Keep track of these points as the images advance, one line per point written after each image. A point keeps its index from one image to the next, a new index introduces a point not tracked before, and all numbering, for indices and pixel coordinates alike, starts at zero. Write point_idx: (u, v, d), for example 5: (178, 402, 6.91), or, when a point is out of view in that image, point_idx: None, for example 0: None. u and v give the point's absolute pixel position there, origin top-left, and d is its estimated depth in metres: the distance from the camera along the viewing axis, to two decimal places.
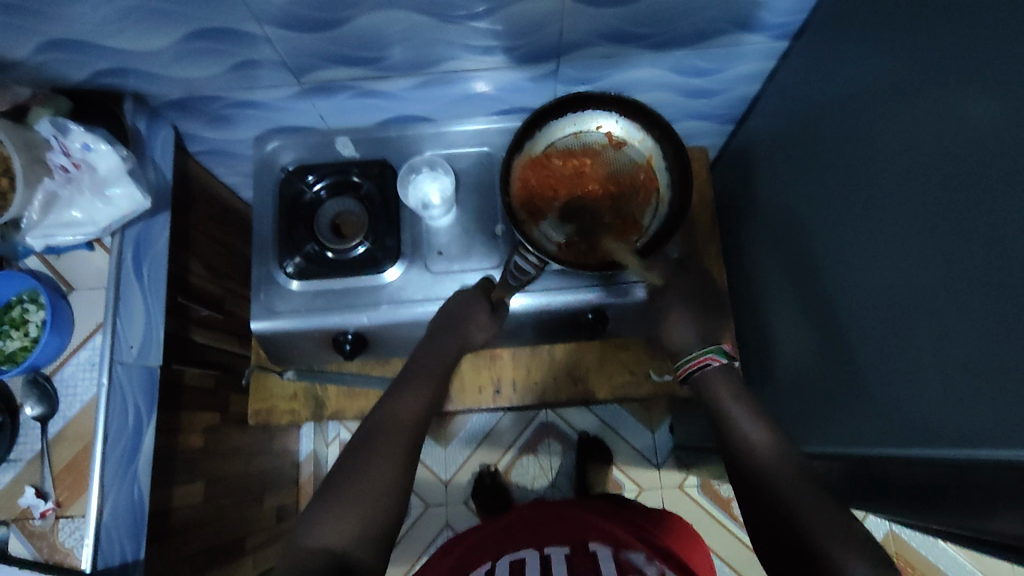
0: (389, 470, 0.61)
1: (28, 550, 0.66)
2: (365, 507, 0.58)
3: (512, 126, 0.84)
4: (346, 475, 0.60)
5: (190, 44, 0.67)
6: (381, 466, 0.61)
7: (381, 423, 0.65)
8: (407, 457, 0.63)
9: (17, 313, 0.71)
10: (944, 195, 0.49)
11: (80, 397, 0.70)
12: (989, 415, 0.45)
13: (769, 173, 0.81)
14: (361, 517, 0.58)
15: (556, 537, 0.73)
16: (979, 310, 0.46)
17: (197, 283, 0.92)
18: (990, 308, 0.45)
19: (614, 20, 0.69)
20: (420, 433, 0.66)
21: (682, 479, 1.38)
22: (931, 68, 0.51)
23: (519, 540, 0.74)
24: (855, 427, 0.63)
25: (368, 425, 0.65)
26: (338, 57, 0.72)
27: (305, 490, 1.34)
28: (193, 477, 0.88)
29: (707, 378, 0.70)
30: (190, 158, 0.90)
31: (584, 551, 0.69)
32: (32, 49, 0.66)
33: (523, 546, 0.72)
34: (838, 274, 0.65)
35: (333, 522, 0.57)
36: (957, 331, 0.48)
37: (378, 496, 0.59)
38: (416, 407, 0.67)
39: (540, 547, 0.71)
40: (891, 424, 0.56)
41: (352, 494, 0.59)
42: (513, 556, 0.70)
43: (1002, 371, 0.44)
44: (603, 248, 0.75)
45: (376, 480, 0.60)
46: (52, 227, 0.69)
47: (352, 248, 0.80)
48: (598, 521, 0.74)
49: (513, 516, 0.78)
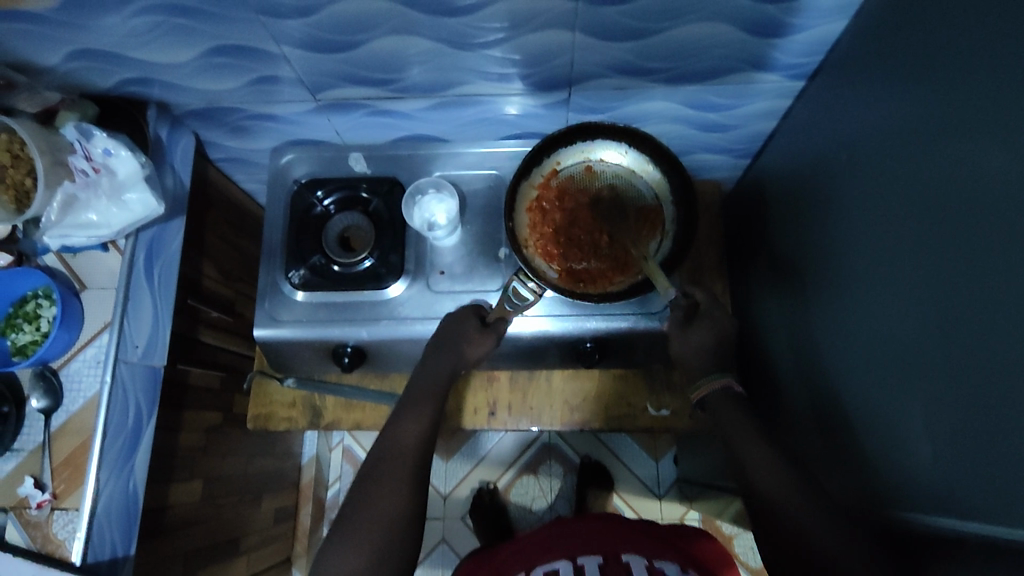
0: (400, 500, 0.63)
1: (23, 537, 0.69)
2: (374, 543, 0.60)
3: (523, 151, 0.85)
4: (355, 512, 0.62)
5: (212, 59, 0.70)
6: (393, 495, 0.63)
7: (388, 448, 0.67)
8: (415, 485, 0.65)
9: (31, 307, 0.74)
10: (946, 252, 0.48)
11: (83, 393, 0.73)
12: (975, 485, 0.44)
13: (778, 213, 0.80)
14: (375, 548, 0.60)
15: (588, 545, 0.73)
16: (973, 375, 0.45)
17: (209, 285, 0.95)
18: (987, 375, 0.43)
19: (626, 54, 0.69)
20: (424, 453, 0.68)
21: (683, 512, 1.35)
22: (936, 125, 0.50)
23: (553, 550, 0.74)
24: (846, 479, 0.62)
25: (378, 453, 0.67)
26: (353, 77, 0.73)
27: (304, 494, 1.35)
28: (191, 475, 0.90)
29: (719, 405, 0.69)
30: (210, 165, 0.93)
31: (617, 561, 0.70)
32: (62, 57, 0.69)
33: (557, 556, 0.72)
34: (840, 322, 0.63)
35: (346, 558, 0.59)
36: (952, 394, 0.47)
37: (381, 524, 0.61)
38: (417, 432, 0.68)
39: (573, 557, 0.72)
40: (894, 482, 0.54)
41: (364, 524, 0.61)
42: (547, 567, 0.71)
43: (993, 442, 0.42)
44: (604, 280, 0.75)
45: (387, 509, 0.62)
46: (68, 227, 0.71)
47: (358, 262, 0.81)
48: (628, 538, 0.74)
49: (527, 541, 0.79)
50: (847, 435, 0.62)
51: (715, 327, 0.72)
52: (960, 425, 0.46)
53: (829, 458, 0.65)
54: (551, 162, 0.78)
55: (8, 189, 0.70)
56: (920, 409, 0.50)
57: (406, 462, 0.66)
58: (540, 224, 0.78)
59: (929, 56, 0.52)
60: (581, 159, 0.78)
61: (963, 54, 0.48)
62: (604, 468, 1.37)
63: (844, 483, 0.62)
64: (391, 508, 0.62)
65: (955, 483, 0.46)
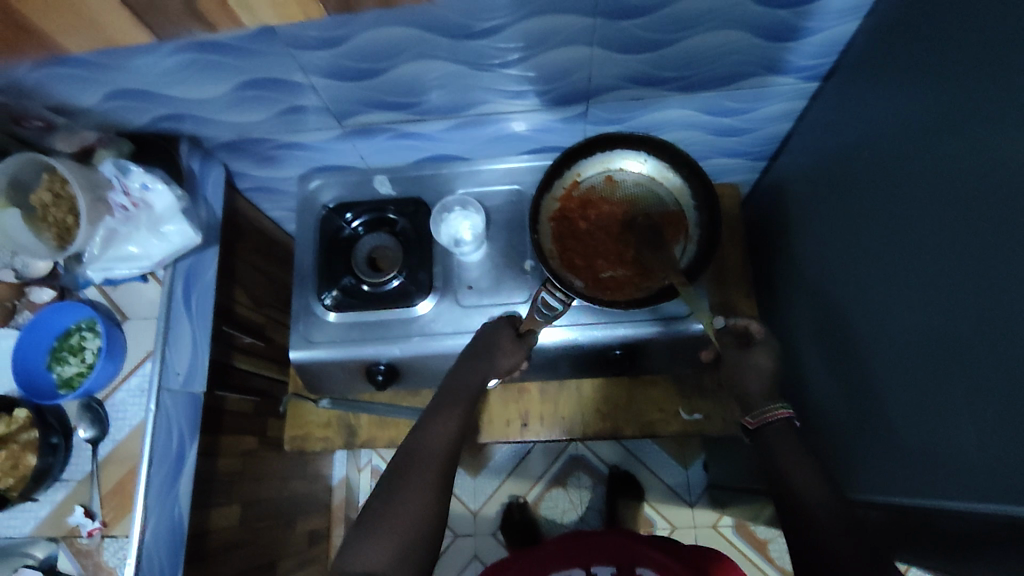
0: (421, 499, 0.63)
1: (74, 566, 0.71)
2: (402, 539, 0.60)
3: (544, 165, 0.86)
4: (382, 506, 0.62)
5: (241, 92, 0.72)
6: (416, 494, 0.63)
7: (417, 450, 0.67)
8: (440, 484, 0.65)
9: (75, 340, 0.76)
10: (972, 240, 0.48)
11: (128, 422, 0.74)
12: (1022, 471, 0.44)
13: (799, 213, 0.81)
14: (401, 546, 0.59)
15: (600, 554, 0.77)
16: (1006, 360, 0.45)
17: (240, 312, 0.96)
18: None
19: (641, 66, 0.71)
20: (452, 459, 0.68)
21: (716, 518, 1.35)
22: (956, 118, 0.51)
23: (564, 556, 0.78)
24: (883, 475, 0.62)
25: (404, 454, 0.67)
26: (377, 103, 0.75)
27: (336, 515, 1.37)
28: (230, 500, 0.91)
29: (778, 434, 0.67)
30: (239, 195, 0.95)
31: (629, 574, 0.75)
32: (100, 98, 0.71)
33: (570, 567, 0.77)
34: (866, 317, 0.64)
35: (372, 553, 0.58)
36: (986, 381, 0.47)
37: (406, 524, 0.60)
38: (448, 435, 0.69)
39: (587, 568, 0.77)
40: (934, 475, 0.54)
41: (391, 520, 0.60)
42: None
43: None
44: (632, 286, 0.76)
45: (419, 510, 0.62)
46: (111, 261, 0.75)
47: (386, 282, 0.82)
48: (649, 551, 0.76)
49: (544, 546, 0.81)
50: (880, 429, 0.62)
51: (772, 357, 0.73)
52: (997, 411, 0.46)
53: (865, 454, 0.66)
54: (572, 174, 0.79)
55: (51, 227, 0.73)
56: (954, 397, 0.51)
57: (433, 465, 0.66)
58: (563, 236, 0.79)
59: (944, 51, 0.53)
60: (602, 170, 0.79)
61: (978, 46, 0.49)
62: (633, 477, 1.37)
63: (883, 478, 0.62)
64: (420, 510, 0.62)
65: (994, 469, 0.47)
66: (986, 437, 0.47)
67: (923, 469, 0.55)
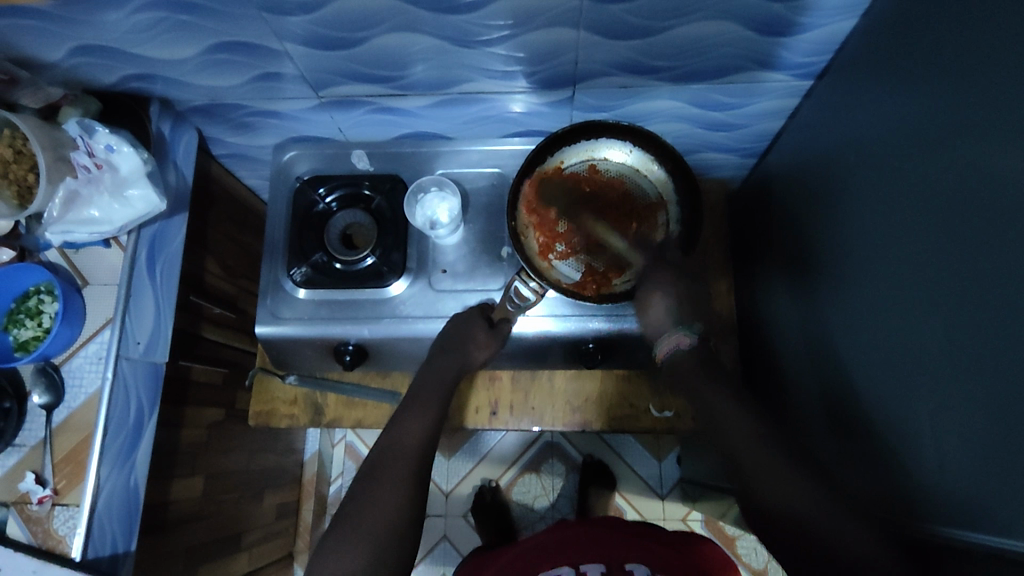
0: (396, 502, 0.63)
1: (23, 533, 0.70)
2: (375, 539, 0.60)
3: (527, 150, 0.84)
4: (355, 509, 0.62)
5: (214, 56, 0.69)
6: (390, 496, 0.63)
7: (390, 449, 0.67)
8: (414, 484, 0.65)
9: (33, 303, 0.74)
10: (954, 255, 0.47)
11: (85, 389, 0.73)
12: (994, 494, 0.43)
13: (783, 213, 0.79)
14: (375, 549, 0.60)
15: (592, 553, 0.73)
16: (982, 382, 0.44)
17: (211, 282, 0.94)
18: (996, 383, 0.42)
19: (631, 53, 0.69)
20: (427, 458, 0.68)
21: (685, 512, 1.35)
22: (943, 127, 0.49)
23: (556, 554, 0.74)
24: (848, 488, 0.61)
25: (378, 453, 0.67)
26: (357, 75, 0.73)
27: (307, 490, 1.35)
28: (193, 472, 0.90)
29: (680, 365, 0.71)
30: (213, 161, 0.93)
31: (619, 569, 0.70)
32: (65, 53, 0.68)
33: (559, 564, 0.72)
34: (846, 327, 0.62)
35: (347, 557, 0.59)
36: (961, 404, 0.46)
37: (378, 527, 0.61)
38: (419, 434, 0.69)
39: (575, 565, 0.71)
40: (902, 493, 0.53)
41: (364, 523, 0.61)
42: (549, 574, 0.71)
43: (1004, 451, 0.42)
44: (607, 280, 0.75)
45: (390, 509, 0.62)
46: (71, 224, 0.71)
47: (360, 260, 0.80)
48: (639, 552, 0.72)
49: (536, 541, 0.78)
50: (853, 436, 0.61)
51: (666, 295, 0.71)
52: (970, 434, 0.45)
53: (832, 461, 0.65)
54: (555, 160, 0.77)
55: (11, 184, 0.70)
56: (928, 414, 0.49)
57: (403, 466, 0.65)
58: (540, 218, 0.76)
59: (935, 56, 0.51)
60: (586, 157, 0.77)
61: (970, 53, 0.47)
62: (607, 468, 1.37)
63: (850, 483, 0.61)
64: (393, 509, 0.62)
65: (963, 491, 0.46)
66: (960, 462, 0.46)
67: (891, 479, 0.54)
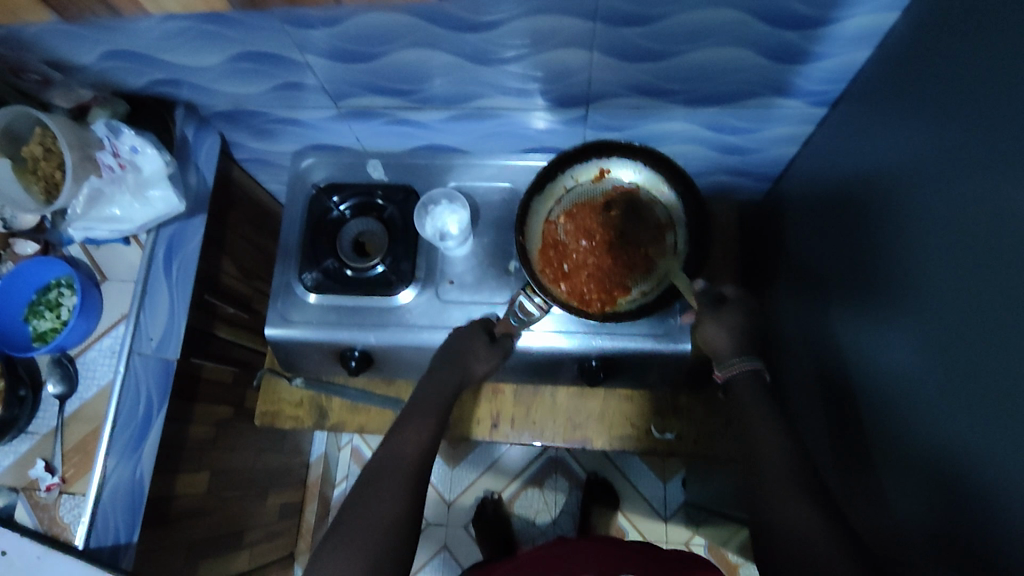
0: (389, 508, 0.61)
1: (30, 519, 0.72)
2: (371, 546, 0.58)
3: (541, 166, 0.85)
4: (342, 512, 0.61)
5: (238, 64, 0.71)
6: (381, 504, 0.61)
7: (386, 457, 0.66)
8: (412, 490, 0.63)
9: (53, 296, 0.77)
10: (963, 293, 0.46)
11: (97, 381, 0.76)
12: (1003, 541, 0.42)
13: (795, 236, 0.78)
14: None
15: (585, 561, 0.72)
16: (993, 424, 0.43)
17: (227, 283, 0.96)
18: (1008, 427, 0.41)
19: (644, 75, 0.69)
20: (426, 468, 0.67)
21: (689, 535, 1.33)
22: (953, 164, 0.49)
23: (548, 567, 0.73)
24: (864, 526, 0.59)
25: (374, 456, 0.66)
26: (373, 87, 0.74)
27: (310, 491, 1.37)
28: (199, 467, 0.92)
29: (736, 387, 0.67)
30: (235, 165, 0.95)
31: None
32: (96, 57, 0.71)
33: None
34: (857, 355, 0.61)
35: (334, 561, 0.57)
36: (973, 445, 0.44)
37: (376, 530, 0.59)
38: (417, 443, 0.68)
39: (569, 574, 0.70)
40: (914, 532, 0.51)
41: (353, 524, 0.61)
42: None
43: (1012, 498, 0.41)
44: (610, 296, 0.75)
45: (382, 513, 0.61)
46: (92, 221, 0.74)
47: (370, 268, 0.82)
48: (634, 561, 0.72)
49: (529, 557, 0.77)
50: (865, 467, 0.59)
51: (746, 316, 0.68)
52: (981, 478, 0.44)
53: (848, 487, 0.63)
54: (567, 178, 0.78)
55: (39, 180, 0.73)
56: (942, 455, 0.48)
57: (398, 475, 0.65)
58: (554, 242, 0.77)
59: (949, 90, 0.50)
60: (595, 175, 0.77)
61: (980, 89, 0.47)
62: (612, 487, 1.36)
63: (869, 519, 0.58)
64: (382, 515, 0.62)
65: (973, 535, 0.44)
66: (966, 502, 0.45)
67: (907, 519, 0.52)
